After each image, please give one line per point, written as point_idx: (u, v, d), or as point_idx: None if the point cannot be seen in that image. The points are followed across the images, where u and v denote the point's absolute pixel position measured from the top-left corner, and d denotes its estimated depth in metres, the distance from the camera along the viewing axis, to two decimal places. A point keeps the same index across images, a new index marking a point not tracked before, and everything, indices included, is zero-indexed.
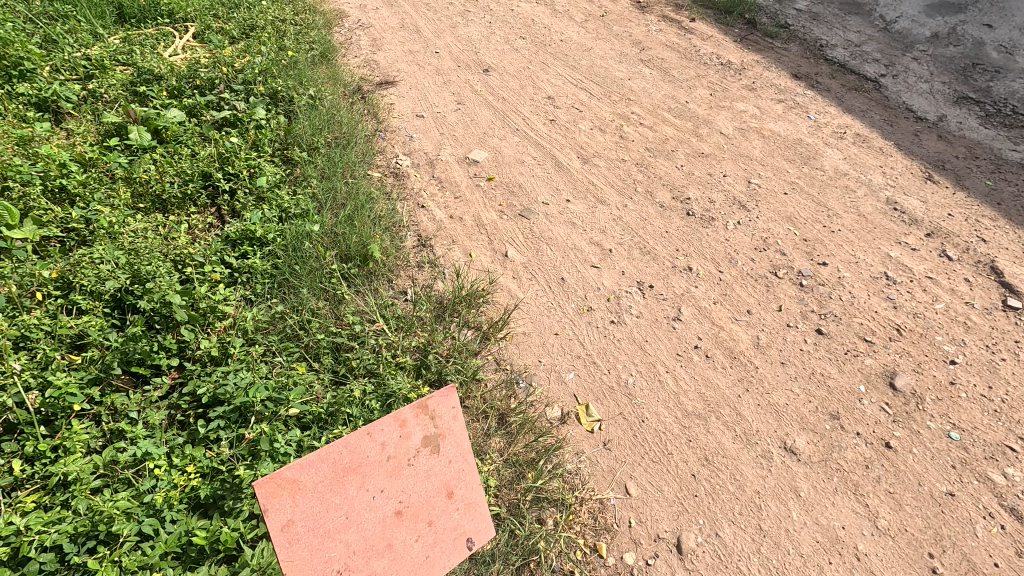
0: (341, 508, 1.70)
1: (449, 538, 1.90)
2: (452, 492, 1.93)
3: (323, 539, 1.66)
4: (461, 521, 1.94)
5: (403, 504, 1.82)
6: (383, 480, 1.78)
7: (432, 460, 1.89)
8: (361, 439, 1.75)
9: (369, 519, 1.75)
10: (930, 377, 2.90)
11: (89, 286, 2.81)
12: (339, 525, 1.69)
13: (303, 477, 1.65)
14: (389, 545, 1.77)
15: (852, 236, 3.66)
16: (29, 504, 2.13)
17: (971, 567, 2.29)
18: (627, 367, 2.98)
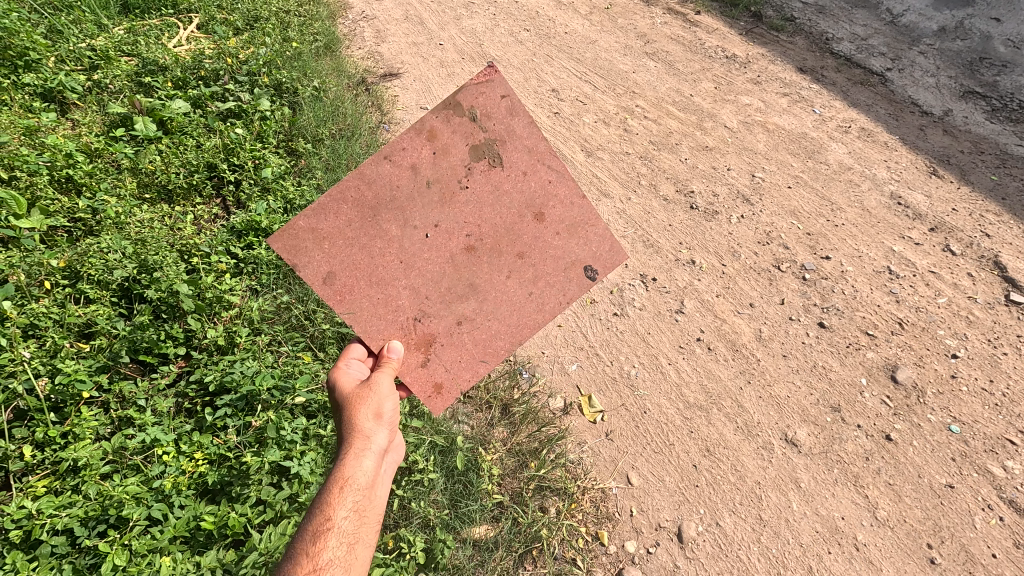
0: (390, 249, 1.69)
1: (552, 260, 1.77)
2: (541, 215, 1.74)
3: (374, 291, 1.71)
4: (565, 245, 1.77)
5: (470, 239, 1.72)
6: (426, 215, 1.68)
7: (490, 175, 1.69)
8: (376, 172, 1.64)
9: (421, 250, 1.71)
10: (931, 371, 2.92)
11: (96, 275, 2.84)
12: (391, 268, 1.70)
13: (322, 225, 1.65)
14: (466, 287, 1.76)
15: (855, 230, 3.66)
16: (40, 489, 2.17)
17: (969, 558, 2.31)
18: (629, 359, 3.00)
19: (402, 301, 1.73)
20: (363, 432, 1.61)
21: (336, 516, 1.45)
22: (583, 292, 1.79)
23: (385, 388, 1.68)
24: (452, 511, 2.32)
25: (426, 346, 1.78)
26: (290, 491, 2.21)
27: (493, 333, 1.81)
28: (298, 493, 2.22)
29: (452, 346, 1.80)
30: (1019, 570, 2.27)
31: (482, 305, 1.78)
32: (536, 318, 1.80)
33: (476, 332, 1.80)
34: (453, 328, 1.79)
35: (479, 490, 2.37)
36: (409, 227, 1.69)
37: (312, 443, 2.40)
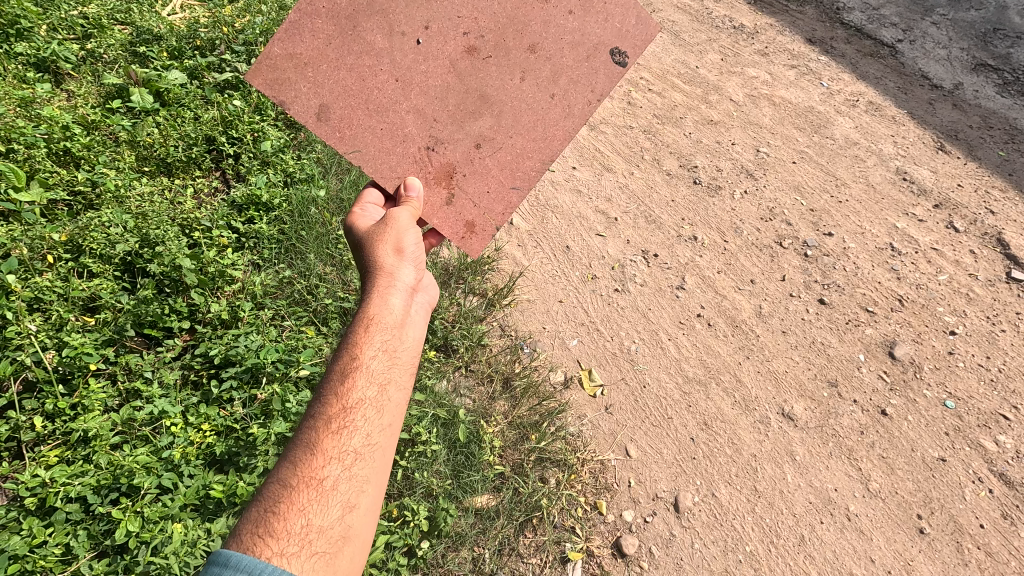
0: (380, 66, 1.95)
1: (560, 54, 2.01)
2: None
3: (377, 120, 1.97)
4: (581, 26, 2.01)
5: (467, 38, 1.97)
6: (411, 18, 1.94)
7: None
8: None
9: (412, 59, 1.96)
10: (929, 348, 2.94)
11: (99, 249, 2.85)
12: (380, 83, 1.96)
13: (298, 49, 1.90)
14: (472, 102, 2.00)
15: (859, 206, 3.64)
16: (52, 458, 2.23)
17: (957, 528, 2.38)
18: (630, 335, 3.02)
19: (410, 129, 1.99)
20: (386, 276, 1.79)
21: (367, 346, 1.62)
22: (604, 76, 2.03)
23: (403, 221, 1.88)
24: (454, 482, 2.37)
25: (445, 180, 2.02)
26: None
27: (507, 144, 2.03)
28: None
29: (471, 172, 2.03)
30: (1005, 540, 2.34)
31: (493, 118, 2.02)
32: (557, 120, 2.04)
33: (488, 150, 2.03)
34: (465, 156, 2.02)
35: (481, 462, 2.42)
36: (395, 42, 1.95)
37: None
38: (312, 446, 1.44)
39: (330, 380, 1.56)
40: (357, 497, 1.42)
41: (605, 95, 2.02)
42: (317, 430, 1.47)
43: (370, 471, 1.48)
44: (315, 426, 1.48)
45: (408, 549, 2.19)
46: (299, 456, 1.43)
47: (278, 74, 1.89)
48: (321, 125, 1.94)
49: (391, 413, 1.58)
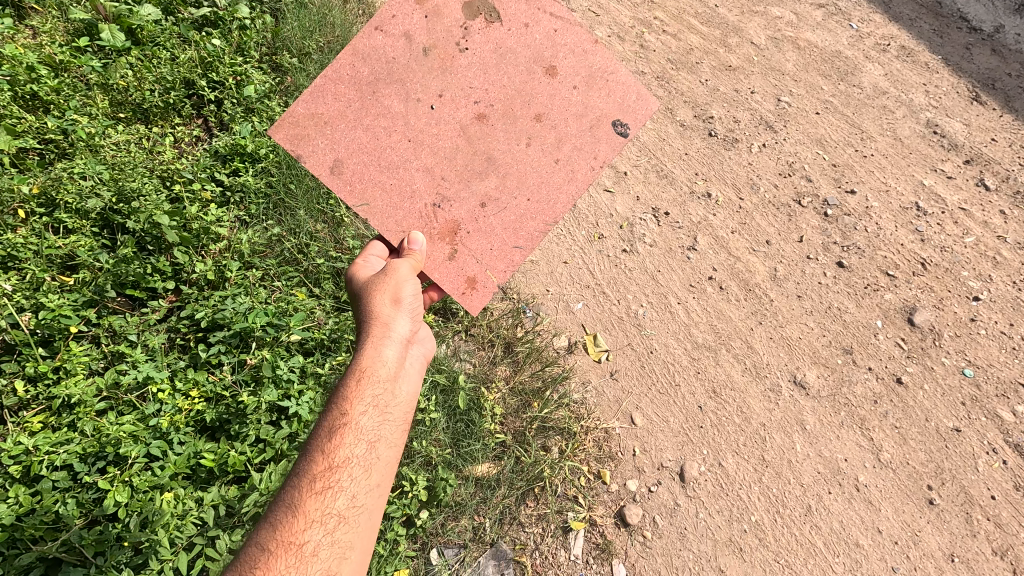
0: (393, 127, 1.99)
1: (564, 120, 2.05)
2: (551, 70, 2.05)
3: (386, 178, 1.99)
4: (585, 99, 2.07)
5: (478, 106, 2.02)
6: (426, 86, 2.00)
7: (484, 35, 2.04)
8: (368, 48, 1.98)
9: (425, 122, 2.00)
10: (950, 314, 2.81)
11: (74, 203, 2.67)
12: (393, 144, 1.98)
13: (320, 109, 1.95)
14: (479, 162, 2.02)
15: (885, 161, 3.41)
16: (36, 425, 2.15)
17: (968, 499, 2.33)
18: (637, 298, 2.88)
19: (419, 186, 1.99)
20: (381, 324, 1.74)
21: (357, 401, 1.57)
22: (608, 146, 2.06)
23: (402, 271, 1.84)
24: (454, 450, 2.31)
25: (448, 234, 2.01)
26: (290, 429, 2.19)
27: (510, 203, 2.03)
28: (297, 432, 2.20)
29: (475, 229, 2.02)
30: (1015, 512, 2.29)
31: (498, 177, 2.04)
32: (561, 185, 2.05)
33: (493, 210, 2.03)
34: (470, 214, 2.02)
35: (482, 430, 2.35)
36: (412, 107, 2.00)
37: (310, 382, 2.36)
38: (292, 508, 1.39)
39: (314, 438, 1.52)
40: (338, 564, 1.36)
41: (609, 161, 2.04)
42: (300, 492, 1.43)
43: (353, 535, 1.42)
44: (298, 486, 1.44)
45: (407, 519, 2.16)
46: (279, 518, 1.39)
47: (298, 131, 1.94)
48: (333, 178, 1.94)
49: (375, 478, 1.51)
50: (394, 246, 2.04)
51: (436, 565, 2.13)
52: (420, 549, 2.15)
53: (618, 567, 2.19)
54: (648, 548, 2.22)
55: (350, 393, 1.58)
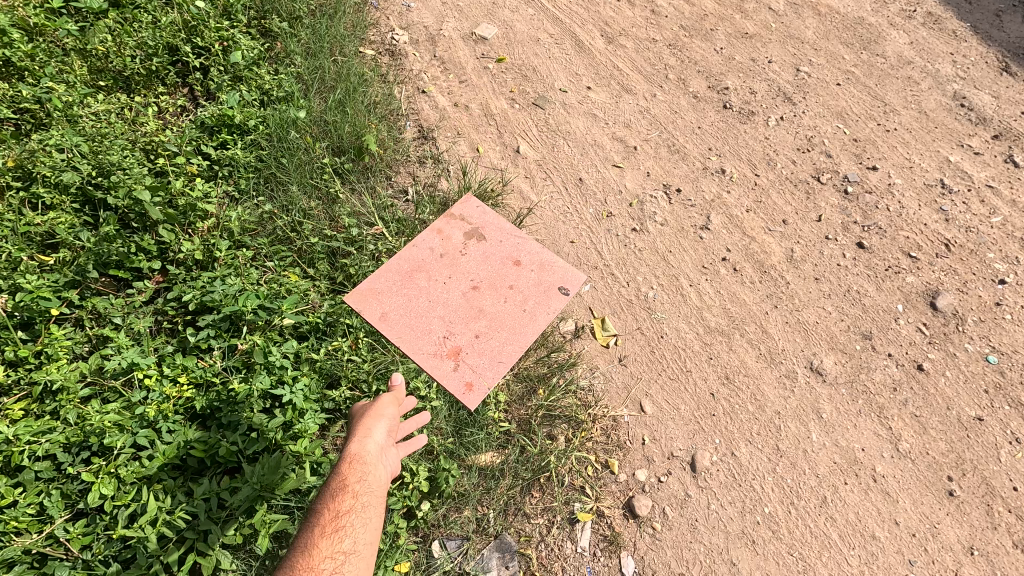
0: (421, 296, 2.19)
1: (533, 286, 2.28)
2: (516, 260, 2.34)
3: (409, 319, 2.14)
4: (541, 273, 2.32)
5: (473, 280, 2.26)
6: (439, 274, 2.26)
7: (480, 246, 2.36)
8: (411, 251, 2.31)
9: (443, 289, 2.22)
10: (974, 298, 2.68)
11: (51, 177, 2.51)
12: (422, 303, 2.17)
13: (377, 288, 2.19)
14: (476, 305, 2.20)
15: (909, 136, 3.23)
16: (16, 412, 2.02)
17: (989, 490, 2.24)
18: (647, 280, 2.75)
19: (436, 328, 2.11)
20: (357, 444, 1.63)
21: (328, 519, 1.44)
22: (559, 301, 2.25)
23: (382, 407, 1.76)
24: (456, 439, 2.24)
25: (453, 352, 2.07)
26: (284, 418, 2.06)
27: (505, 321, 2.16)
28: (292, 421, 2.08)
29: (474, 338, 2.13)
30: None
31: (492, 308, 2.20)
32: (533, 324, 2.18)
33: (483, 322, 2.16)
34: (463, 325, 2.15)
35: (485, 418, 2.26)
36: (429, 312, 2.17)
37: (305, 368, 2.23)
38: None
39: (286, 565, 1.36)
40: None
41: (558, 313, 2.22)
42: None
43: None
44: None
45: (407, 511, 2.08)
46: None
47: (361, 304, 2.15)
48: (384, 328, 2.11)
49: (365, 549, 1.43)
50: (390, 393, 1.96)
51: (438, 558, 2.04)
52: (421, 541, 2.08)
53: (627, 560, 2.11)
54: (658, 540, 2.14)
55: (340, 481, 1.51)
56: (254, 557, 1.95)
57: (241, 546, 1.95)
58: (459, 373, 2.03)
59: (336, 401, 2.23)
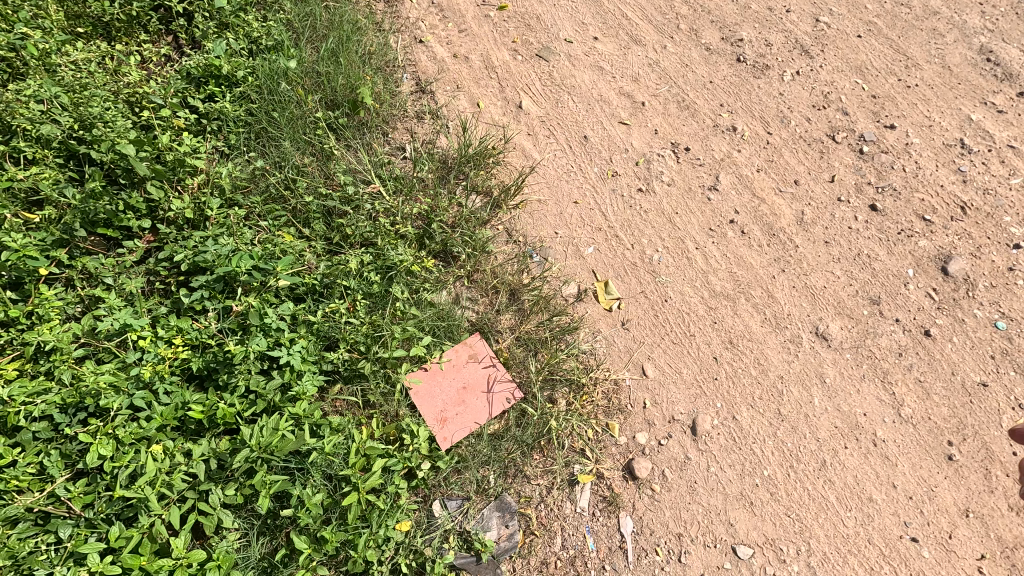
0: (434, 385, 2.28)
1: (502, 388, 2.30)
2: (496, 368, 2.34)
3: (425, 380, 2.29)
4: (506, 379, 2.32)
5: (464, 386, 2.29)
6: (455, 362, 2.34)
7: (476, 368, 2.33)
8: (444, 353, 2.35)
9: (445, 383, 2.29)
10: (987, 263, 2.59)
11: (31, 130, 2.39)
12: (439, 385, 2.28)
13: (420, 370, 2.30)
14: (481, 383, 2.31)
15: (930, 93, 3.06)
16: (11, 373, 1.98)
17: (988, 455, 2.24)
18: (652, 243, 2.68)
19: (438, 403, 2.25)
20: None
21: None
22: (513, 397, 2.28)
23: None
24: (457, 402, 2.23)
25: (442, 416, 2.23)
26: (282, 381, 2.03)
27: (492, 413, 2.25)
28: (290, 383, 2.05)
29: (463, 415, 2.24)
30: None
31: (492, 394, 2.29)
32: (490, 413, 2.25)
33: (476, 400, 2.27)
34: (461, 399, 2.26)
35: None
36: (446, 385, 2.29)
37: (302, 330, 2.17)
38: None
39: None
40: None
41: (515, 401, 2.27)
42: None
43: None
44: None
45: (408, 471, 2.09)
46: None
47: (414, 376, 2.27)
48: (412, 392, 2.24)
49: None
50: None
51: (439, 518, 2.04)
52: (421, 501, 2.11)
53: (625, 520, 2.14)
54: (657, 501, 2.17)
55: None
56: (255, 515, 1.98)
57: (243, 505, 1.98)
58: (440, 433, 2.20)
59: (334, 363, 2.18)
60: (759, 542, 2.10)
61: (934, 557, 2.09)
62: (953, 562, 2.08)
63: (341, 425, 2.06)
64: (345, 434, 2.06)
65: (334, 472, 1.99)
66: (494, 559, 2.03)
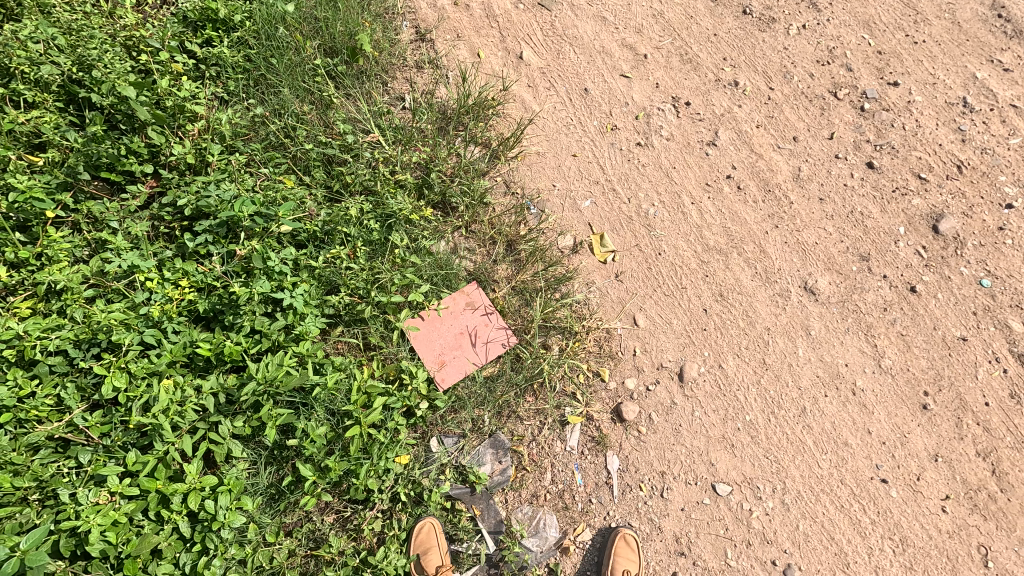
0: (433, 330, 2.38)
1: (499, 334, 2.40)
2: (493, 316, 2.43)
3: (425, 325, 2.38)
4: (502, 326, 2.41)
5: (462, 332, 2.39)
6: (454, 310, 2.42)
7: (473, 315, 2.42)
8: (445, 300, 2.43)
9: (444, 329, 2.38)
10: (978, 222, 2.61)
11: (30, 73, 2.38)
12: (438, 330, 2.38)
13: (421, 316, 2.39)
14: (479, 329, 2.40)
15: (937, 49, 2.95)
16: (24, 311, 2.05)
17: (961, 405, 2.34)
18: (649, 197, 2.71)
19: (437, 348, 2.35)
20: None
21: None
22: (508, 343, 2.38)
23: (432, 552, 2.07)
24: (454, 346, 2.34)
25: (441, 359, 2.33)
26: (285, 322, 2.11)
27: (488, 358, 2.35)
28: (293, 324, 2.13)
29: (460, 359, 2.34)
30: (1006, 418, 2.31)
31: (489, 340, 2.39)
32: (486, 358, 2.36)
33: (473, 346, 2.37)
34: (459, 344, 2.36)
35: None
36: (445, 331, 2.38)
37: (304, 275, 2.23)
38: None
39: None
40: None
41: (510, 347, 2.38)
42: None
43: None
44: None
45: (407, 410, 2.20)
46: None
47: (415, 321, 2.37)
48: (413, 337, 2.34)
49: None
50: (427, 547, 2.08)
51: (435, 453, 2.19)
52: (420, 437, 2.24)
53: (612, 459, 2.28)
54: (642, 442, 2.30)
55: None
56: (262, 447, 2.10)
57: (250, 437, 2.10)
58: (438, 375, 2.31)
59: (336, 307, 2.26)
60: (737, 480, 2.25)
61: (900, 497, 2.24)
62: (918, 501, 2.23)
63: (344, 364, 2.16)
64: (347, 372, 2.17)
65: (336, 408, 2.10)
66: (487, 491, 2.20)
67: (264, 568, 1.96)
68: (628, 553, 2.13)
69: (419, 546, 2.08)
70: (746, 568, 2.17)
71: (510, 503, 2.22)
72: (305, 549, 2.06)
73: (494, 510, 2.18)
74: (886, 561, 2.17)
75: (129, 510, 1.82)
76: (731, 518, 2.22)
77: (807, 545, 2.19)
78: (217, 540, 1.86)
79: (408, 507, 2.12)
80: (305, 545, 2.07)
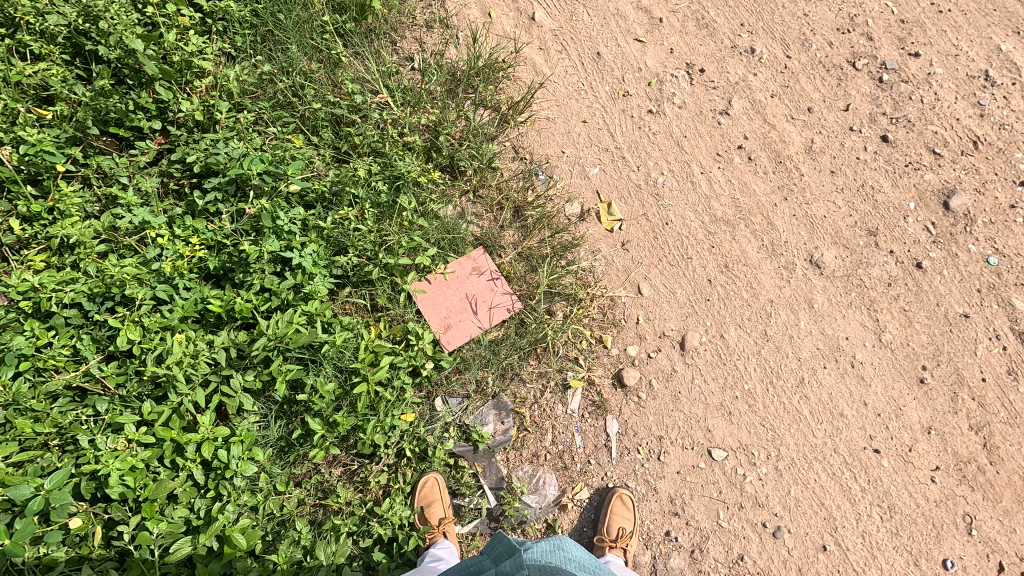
0: (440, 294, 2.41)
1: (503, 299, 2.42)
2: (499, 281, 2.45)
3: (432, 289, 2.41)
4: (506, 292, 2.44)
5: (466, 296, 2.41)
6: (460, 274, 2.44)
7: (479, 280, 2.45)
8: (452, 264, 2.45)
9: (449, 293, 2.41)
10: (990, 199, 2.58)
11: (35, 23, 2.35)
12: (444, 294, 2.41)
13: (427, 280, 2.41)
14: (484, 295, 2.42)
15: (962, 19, 2.86)
16: (39, 264, 2.09)
17: (958, 380, 2.38)
18: (658, 166, 2.68)
19: (443, 311, 2.38)
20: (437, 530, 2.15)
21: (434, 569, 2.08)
22: (511, 309, 2.41)
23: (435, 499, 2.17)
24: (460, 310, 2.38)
25: (446, 323, 2.37)
26: (294, 281, 2.14)
27: (493, 322, 2.39)
28: (302, 284, 2.16)
29: (465, 323, 2.38)
30: (1001, 394, 2.35)
31: (494, 305, 2.42)
32: (489, 322, 2.39)
33: (478, 310, 2.40)
34: (465, 309, 2.40)
35: None
36: (451, 295, 2.41)
37: (313, 235, 2.25)
38: None
39: None
40: None
41: (514, 311, 2.41)
42: None
43: None
44: None
45: (413, 369, 2.27)
46: None
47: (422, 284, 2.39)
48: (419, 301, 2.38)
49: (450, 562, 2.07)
50: (428, 496, 2.17)
51: (440, 412, 2.26)
52: (425, 397, 2.30)
53: (611, 423, 2.34)
54: (642, 407, 2.36)
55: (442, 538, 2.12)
56: (273, 401, 2.16)
57: (261, 392, 2.16)
58: (444, 338, 2.35)
59: (344, 268, 2.29)
60: (733, 446, 2.32)
61: (891, 467, 2.30)
62: (908, 471, 2.29)
63: (351, 324, 2.20)
64: (355, 332, 2.21)
65: (344, 365, 2.16)
66: (489, 450, 2.27)
67: (276, 514, 2.03)
68: (624, 512, 2.21)
69: (424, 498, 2.17)
70: (736, 529, 2.25)
71: (510, 462, 2.30)
72: (314, 499, 2.15)
73: (495, 467, 2.26)
74: (873, 527, 2.25)
75: (145, 456, 1.88)
76: (725, 481, 2.29)
77: (797, 509, 2.26)
78: (230, 488, 1.94)
79: (413, 463, 2.20)
80: (313, 495, 2.15)
